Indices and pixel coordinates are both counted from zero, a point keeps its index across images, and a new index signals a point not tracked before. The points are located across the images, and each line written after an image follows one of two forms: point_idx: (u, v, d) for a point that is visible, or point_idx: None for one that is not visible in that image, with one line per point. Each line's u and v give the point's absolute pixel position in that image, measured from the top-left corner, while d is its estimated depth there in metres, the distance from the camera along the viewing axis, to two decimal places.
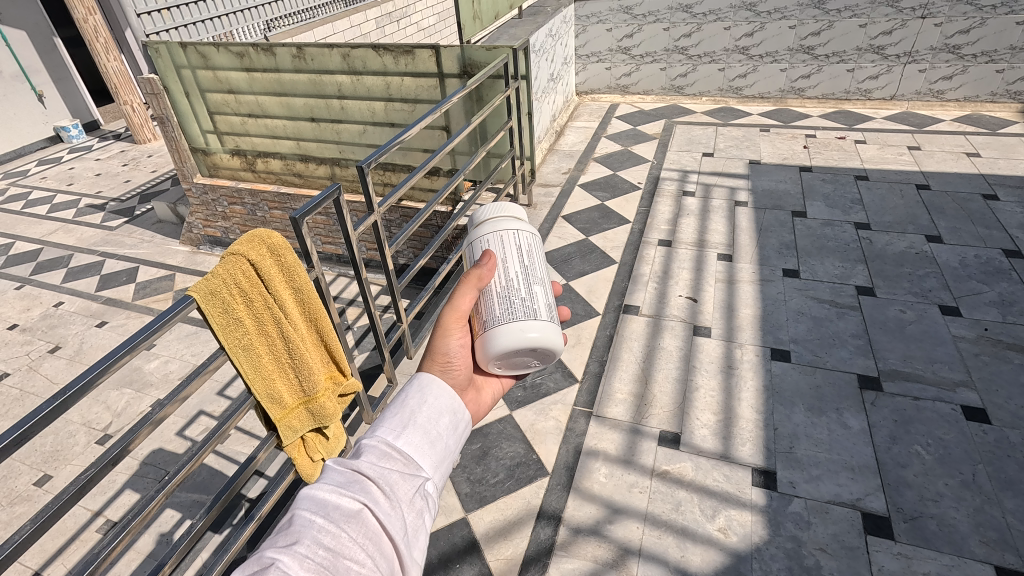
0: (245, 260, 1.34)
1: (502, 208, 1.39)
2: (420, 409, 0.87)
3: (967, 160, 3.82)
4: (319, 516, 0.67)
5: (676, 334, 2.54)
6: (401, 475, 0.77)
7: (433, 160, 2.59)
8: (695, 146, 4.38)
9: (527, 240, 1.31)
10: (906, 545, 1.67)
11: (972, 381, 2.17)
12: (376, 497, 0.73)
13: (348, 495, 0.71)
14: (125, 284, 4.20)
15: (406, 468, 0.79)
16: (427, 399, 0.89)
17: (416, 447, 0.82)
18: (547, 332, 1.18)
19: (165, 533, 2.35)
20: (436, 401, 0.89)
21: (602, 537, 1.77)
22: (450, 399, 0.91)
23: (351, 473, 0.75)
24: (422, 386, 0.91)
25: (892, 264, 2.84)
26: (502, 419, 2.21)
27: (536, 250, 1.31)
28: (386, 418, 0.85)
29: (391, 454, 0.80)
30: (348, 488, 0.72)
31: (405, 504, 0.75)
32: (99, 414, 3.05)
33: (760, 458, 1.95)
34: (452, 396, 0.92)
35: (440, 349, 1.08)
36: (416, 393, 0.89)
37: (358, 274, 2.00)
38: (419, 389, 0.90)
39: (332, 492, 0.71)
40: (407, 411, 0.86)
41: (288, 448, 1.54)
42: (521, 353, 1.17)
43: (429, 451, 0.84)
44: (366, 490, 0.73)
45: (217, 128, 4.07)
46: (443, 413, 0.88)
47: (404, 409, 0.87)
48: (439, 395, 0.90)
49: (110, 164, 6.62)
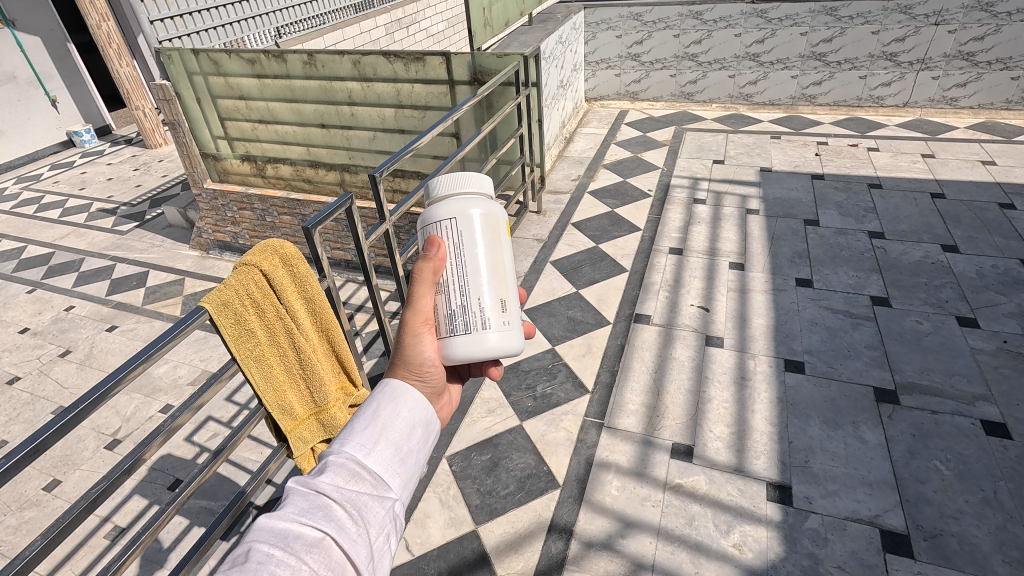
0: (258, 270, 1.33)
1: (446, 182, 1.15)
2: (393, 422, 0.76)
3: (982, 168, 3.78)
4: (278, 551, 0.59)
5: (688, 344, 2.51)
6: (370, 497, 0.69)
7: (443, 167, 2.56)
8: (705, 153, 4.37)
9: (449, 229, 1.07)
10: (927, 564, 1.63)
11: (992, 396, 2.13)
12: (341, 523, 0.65)
13: (309, 523, 0.63)
14: (135, 289, 4.23)
15: (375, 489, 0.70)
16: (400, 410, 0.78)
17: (388, 464, 0.72)
18: (489, 342, 1.04)
19: (174, 541, 2.34)
20: (410, 413, 0.78)
21: (614, 552, 1.75)
22: (425, 409, 0.81)
23: (312, 496, 0.65)
24: (394, 395, 0.80)
25: (907, 274, 2.81)
26: (512, 430, 2.19)
27: (465, 240, 1.07)
28: (355, 428, 0.74)
29: (360, 473, 0.70)
30: (310, 515, 0.63)
31: (374, 528, 0.67)
32: (109, 418, 3.06)
33: (775, 473, 1.92)
34: (426, 405, 0.81)
35: (414, 359, 0.94)
36: (388, 403, 0.78)
37: (369, 282, 1.98)
38: (391, 397, 0.79)
39: (293, 521, 0.62)
40: (378, 423, 0.75)
41: (298, 459, 1.53)
42: (473, 361, 1.06)
43: (402, 467, 0.73)
44: (330, 517, 0.64)
45: (228, 134, 4.09)
46: (417, 426, 0.78)
47: (375, 419, 0.76)
48: (414, 406, 0.79)
49: (122, 169, 6.67)
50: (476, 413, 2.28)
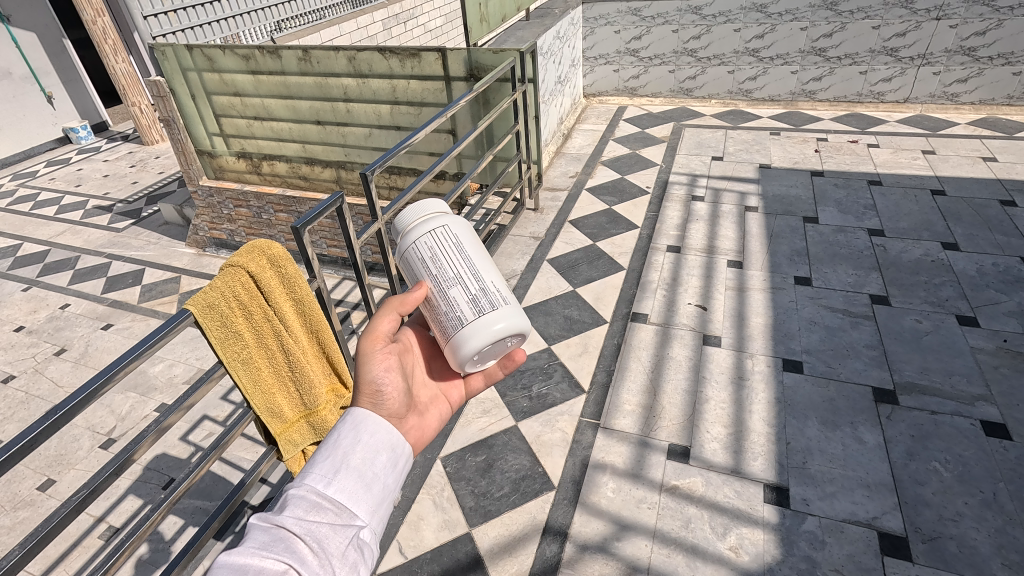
0: (244, 272, 1.30)
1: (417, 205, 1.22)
2: (354, 450, 0.76)
3: (983, 165, 3.74)
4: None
5: (685, 344, 2.49)
6: (331, 527, 0.68)
7: (440, 164, 2.51)
8: (704, 150, 4.33)
9: (437, 239, 1.13)
10: (925, 567, 1.62)
11: (992, 396, 2.11)
12: (304, 556, 0.64)
13: (271, 556, 0.61)
14: (131, 287, 4.20)
15: (338, 519, 0.70)
16: (361, 437, 0.78)
17: (350, 493, 0.72)
18: (514, 318, 1.09)
19: (167, 541, 2.32)
20: (371, 438, 0.79)
21: (609, 555, 1.73)
22: (389, 433, 0.81)
23: (273, 530, 0.65)
24: (355, 422, 0.80)
25: (907, 272, 2.78)
26: (508, 431, 2.16)
27: (456, 245, 1.13)
28: (315, 460, 0.74)
29: (321, 504, 0.69)
30: (272, 548, 0.62)
31: (337, 559, 0.66)
32: (103, 418, 3.04)
33: (772, 474, 1.90)
34: (390, 429, 0.82)
35: (364, 379, 0.95)
36: (349, 431, 0.78)
37: (361, 280, 1.95)
38: (352, 425, 0.79)
39: (254, 555, 0.61)
40: (338, 453, 0.75)
41: (289, 462, 1.51)
42: (497, 343, 1.08)
43: (365, 494, 0.74)
44: (292, 549, 0.64)
45: (224, 131, 4.05)
46: (380, 451, 0.78)
47: (335, 450, 0.76)
48: (376, 431, 0.80)
49: (118, 165, 6.64)
50: (471, 414, 2.25)
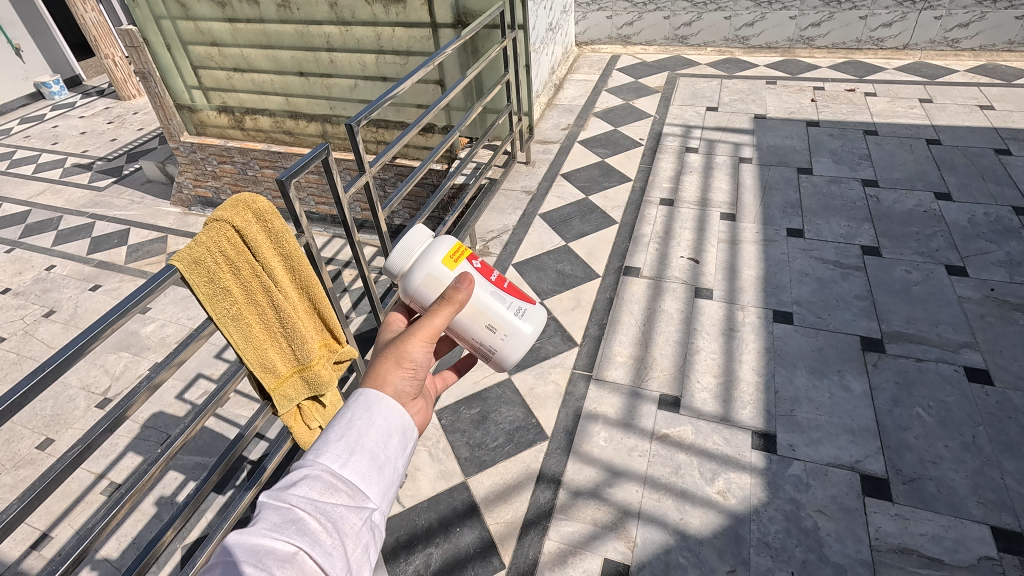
0: (229, 226, 1.26)
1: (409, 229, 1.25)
2: (368, 431, 0.75)
3: (980, 113, 3.69)
4: (249, 568, 0.57)
5: (678, 297, 2.50)
6: (346, 509, 0.67)
7: (426, 116, 2.42)
8: (699, 100, 4.24)
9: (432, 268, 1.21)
10: (905, 506, 1.68)
11: (976, 343, 2.15)
12: (315, 537, 0.63)
13: (282, 537, 0.61)
14: (117, 247, 4.13)
15: (352, 500, 0.69)
16: (375, 419, 0.77)
17: (363, 475, 0.71)
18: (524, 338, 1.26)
19: (168, 496, 2.37)
20: (384, 421, 0.77)
21: (601, 500, 1.78)
22: (400, 417, 0.79)
23: (286, 510, 0.63)
24: (369, 403, 0.78)
25: (899, 223, 2.78)
26: (501, 383, 2.19)
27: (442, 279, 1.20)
28: (329, 438, 0.72)
29: (335, 484, 0.68)
30: (283, 529, 0.62)
31: (350, 540, 0.65)
32: (97, 377, 3.04)
33: (760, 422, 1.95)
34: (404, 412, 0.80)
35: (404, 356, 0.92)
36: (363, 411, 0.77)
37: (351, 237, 1.90)
38: (367, 406, 0.78)
39: (265, 536, 0.60)
40: (353, 433, 0.74)
41: (283, 415, 1.54)
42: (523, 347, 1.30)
43: (378, 477, 0.72)
44: (303, 530, 0.63)
45: (203, 84, 3.91)
46: (393, 433, 0.77)
47: (350, 429, 0.75)
48: (389, 414, 0.78)
49: (95, 122, 6.42)
50: None
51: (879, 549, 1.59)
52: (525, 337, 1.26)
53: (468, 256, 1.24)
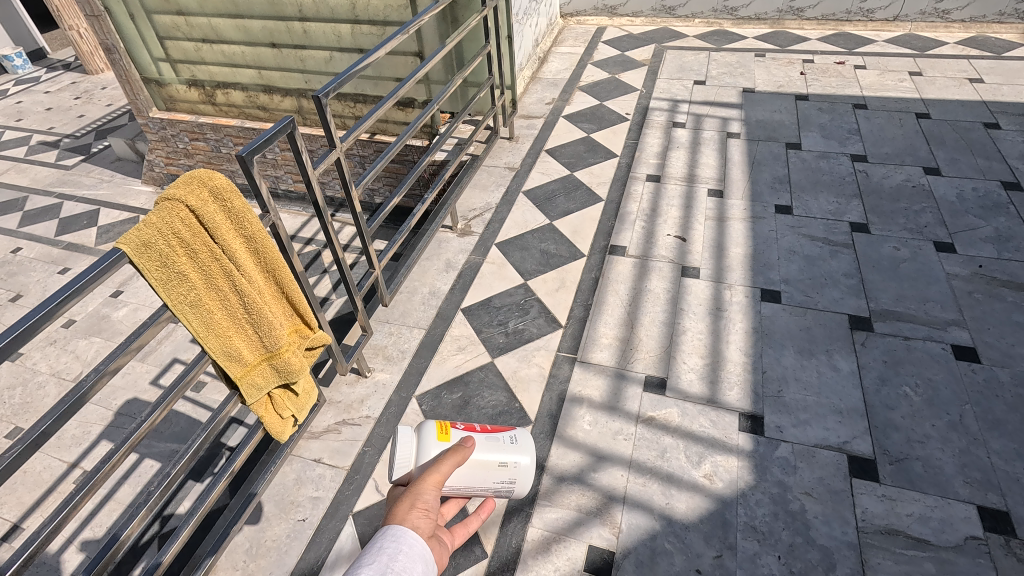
0: (184, 207, 1.16)
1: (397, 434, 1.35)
2: (396, 558, 0.81)
3: (969, 86, 3.64)
4: None
5: (664, 276, 2.44)
6: None
7: (403, 88, 2.30)
8: (687, 74, 4.13)
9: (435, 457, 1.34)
10: (892, 487, 1.66)
11: (964, 321, 2.12)
12: None
13: None
14: (86, 228, 3.97)
15: None
16: (401, 547, 0.83)
17: None
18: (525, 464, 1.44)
19: (143, 485, 2.29)
20: (411, 548, 0.83)
21: (586, 485, 1.74)
22: (424, 547, 0.85)
23: None
24: (395, 535, 0.85)
25: (888, 199, 2.74)
26: (484, 367, 2.13)
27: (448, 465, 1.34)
28: (362, 565, 0.78)
29: None
30: None
31: None
32: (68, 363, 2.93)
33: (747, 403, 1.91)
34: (425, 543, 0.86)
35: (419, 501, 0.94)
36: (391, 541, 0.83)
37: (322, 218, 1.80)
38: (394, 537, 0.84)
39: None
40: (383, 558, 0.80)
41: (252, 405, 1.47)
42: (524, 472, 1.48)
43: None
44: None
45: (170, 56, 3.71)
46: (417, 560, 0.82)
47: (379, 556, 0.81)
48: (413, 543, 0.84)
49: (61, 97, 6.15)
50: (446, 351, 2.20)
51: (866, 531, 1.57)
52: (530, 457, 1.44)
53: (448, 429, 1.38)
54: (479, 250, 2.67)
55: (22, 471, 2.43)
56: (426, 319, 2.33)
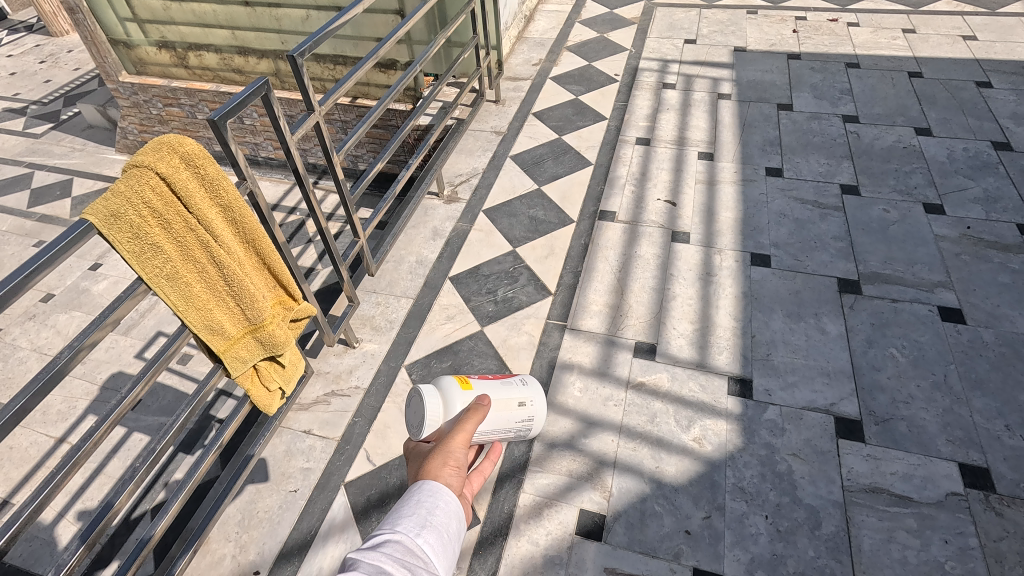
0: (153, 174, 1.10)
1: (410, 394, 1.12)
2: (433, 517, 0.69)
3: (962, 44, 3.58)
4: None
5: (654, 241, 2.42)
6: None
7: (384, 48, 2.20)
8: (677, 32, 4.02)
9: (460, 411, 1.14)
10: (877, 446, 1.69)
11: (950, 282, 2.13)
12: None
13: None
14: (61, 199, 3.84)
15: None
16: (437, 505, 0.71)
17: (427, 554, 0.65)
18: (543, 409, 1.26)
19: (132, 458, 2.28)
20: (446, 508, 0.71)
21: (576, 451, 1.75)
22: (456, 511, 0.72)
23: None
24: (431, 488, 0.73)
25: (878, 160, 2.72)
26: (473, 336, 2.11)
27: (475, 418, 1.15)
28: (398, 513, 0.68)
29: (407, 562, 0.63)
30: None
31: None
32: (49, 338, 2.87)
33: (736, 367, 1.92)
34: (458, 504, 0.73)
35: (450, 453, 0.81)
36: (428, 494, 0.72)
37: (303, 185, 1.73)
38: (431, 491, 0.72)
39: None
40: (420, 515, 0.69)
41: (238, 378, 1.45)
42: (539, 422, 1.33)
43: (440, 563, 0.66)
44: None
45: (137, 15, 3.51)
46: (451, 523, 0.70)
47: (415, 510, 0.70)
48: (448, 504, 0.72)
49: (25, 61, 5.86)
50: (435, 320, 2.18)
51: (851, 489, 1.61)
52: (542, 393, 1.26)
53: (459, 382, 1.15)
54: (466, 217, 2.62)
55: (8, 447, 2.39)
56: (414, 288, 2.30)
